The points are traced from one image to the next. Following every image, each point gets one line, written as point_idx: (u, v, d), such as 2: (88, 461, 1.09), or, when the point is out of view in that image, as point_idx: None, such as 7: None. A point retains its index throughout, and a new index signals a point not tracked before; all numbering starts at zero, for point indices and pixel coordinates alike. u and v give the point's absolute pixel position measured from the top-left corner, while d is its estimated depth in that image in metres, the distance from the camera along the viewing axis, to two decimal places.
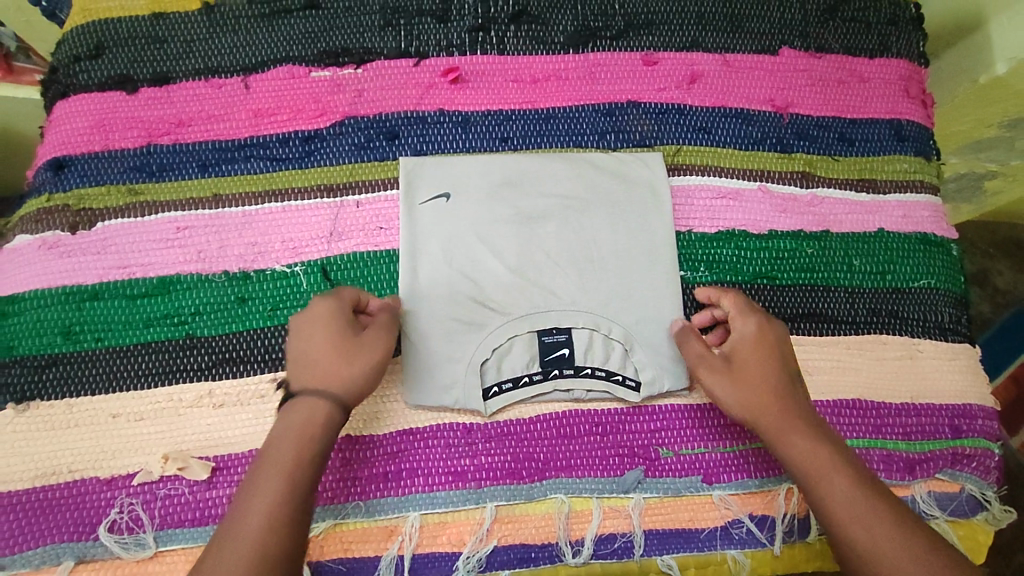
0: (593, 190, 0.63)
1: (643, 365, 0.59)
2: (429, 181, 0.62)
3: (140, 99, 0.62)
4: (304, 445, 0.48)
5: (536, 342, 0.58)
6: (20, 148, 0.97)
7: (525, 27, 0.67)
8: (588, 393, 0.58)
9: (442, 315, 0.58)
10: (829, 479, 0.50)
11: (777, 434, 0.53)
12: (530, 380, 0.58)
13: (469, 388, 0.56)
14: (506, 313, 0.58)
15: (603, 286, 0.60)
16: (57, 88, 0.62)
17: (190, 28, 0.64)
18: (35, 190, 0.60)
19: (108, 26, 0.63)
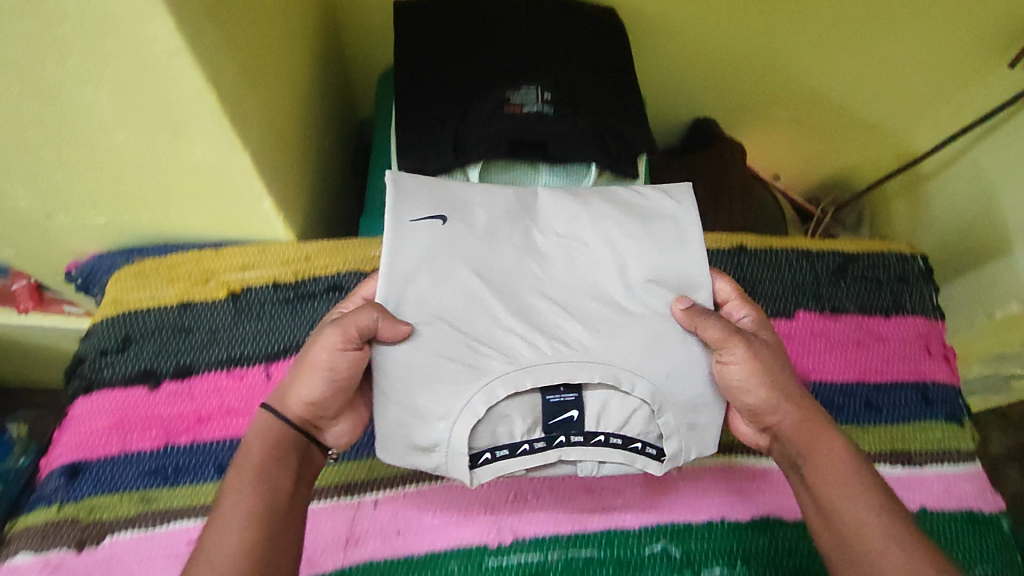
0: (609, 219, 0.55)
1: (670, 437, 0.51)
2: (425, 201, 0.52)
3: (161, 393, 0.62)
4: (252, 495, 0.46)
5: (540, 403, 0.50)
6: (49, 346, 1.08)
7: None
8: (601, 467, 0.51)
9: (432, 355, 0.49)
10: (845, 481, 0.48)
11: (803, 441, 0.51)
12: (533, 448, 0.50)
13: (455, 456, 0.48)
14: (511, 365, 0.49)
15: (622, 335, 0.51)
16: (79, 383, 0.63)
17: (216, 317, 0.65)
18: (44, 497, 0.59)
19: (137, 318, 0.65)
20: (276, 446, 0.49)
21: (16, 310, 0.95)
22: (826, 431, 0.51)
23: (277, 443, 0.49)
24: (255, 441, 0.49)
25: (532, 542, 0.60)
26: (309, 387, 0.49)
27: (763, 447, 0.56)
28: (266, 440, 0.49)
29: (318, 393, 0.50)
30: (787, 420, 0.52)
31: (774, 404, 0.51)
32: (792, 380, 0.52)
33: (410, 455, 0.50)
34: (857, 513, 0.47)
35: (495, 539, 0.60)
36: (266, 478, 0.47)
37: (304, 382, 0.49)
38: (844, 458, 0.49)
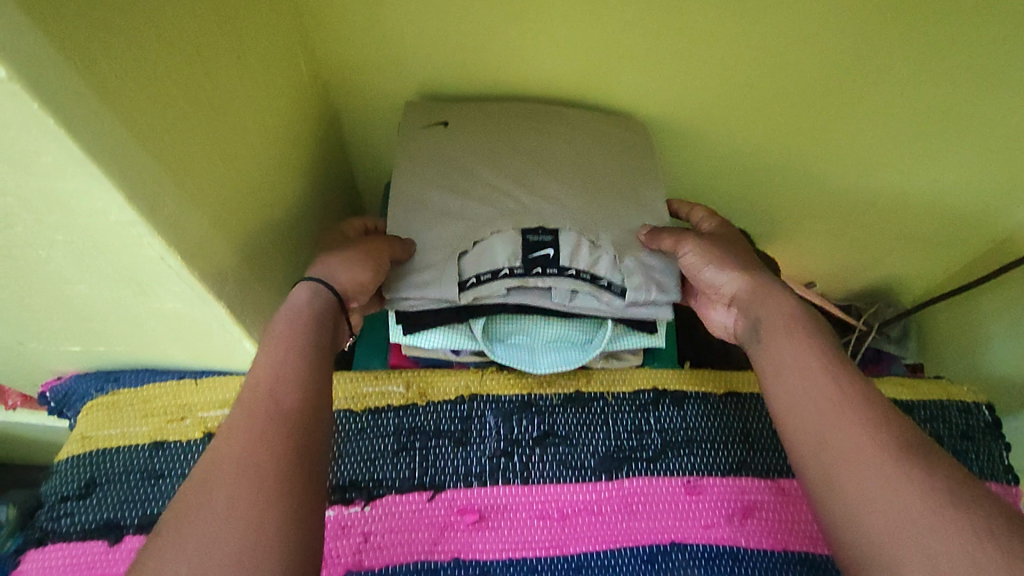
0: (590, 121, 0.68)
1: (628, 274, 0.59)
2: (428, 114, 0.68)
3: (121, 551, 0.56)
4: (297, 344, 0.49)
5: (519, 240, 0.59)
6: (39, 442, 1.04)
7: (552, 449, 0.61)
8: (573, 297, 0.59)
9: (435, 209, 0.62)
10: (798, 340, 0.52)
11: (753, 303, 0.56)
12: (512, 272, 0.58)
13: (447, 275, 0.58)
14: (499, 210, 0.61)
15: (591, 198, 0.63)
16: (34, 533, 0.57)
17: (190, 461, 0.59)
18: None
19: (106, 459, 0.60)
20: (316, 323, 0.52)
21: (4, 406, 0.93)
22: (780, 293, 0.56)
23: (317, 308, 0.52)
24: (294, 323, 0.51)
25: None
26: (357, 274, 0.55)
27: (732, 338, 0.60)
28: (304, 325, 0.51)
29: (366, 274, 0.55)
30: (743, 287, 0.57)
31: (729, 284, 0.57)
32: (746, 261, 0.58)
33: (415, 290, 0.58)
34: (803, 364, 0.50)
35: None
36: (298, 372, 0.48)
37: (355, 267, 0.55)
38: (793, 314, 0.54)
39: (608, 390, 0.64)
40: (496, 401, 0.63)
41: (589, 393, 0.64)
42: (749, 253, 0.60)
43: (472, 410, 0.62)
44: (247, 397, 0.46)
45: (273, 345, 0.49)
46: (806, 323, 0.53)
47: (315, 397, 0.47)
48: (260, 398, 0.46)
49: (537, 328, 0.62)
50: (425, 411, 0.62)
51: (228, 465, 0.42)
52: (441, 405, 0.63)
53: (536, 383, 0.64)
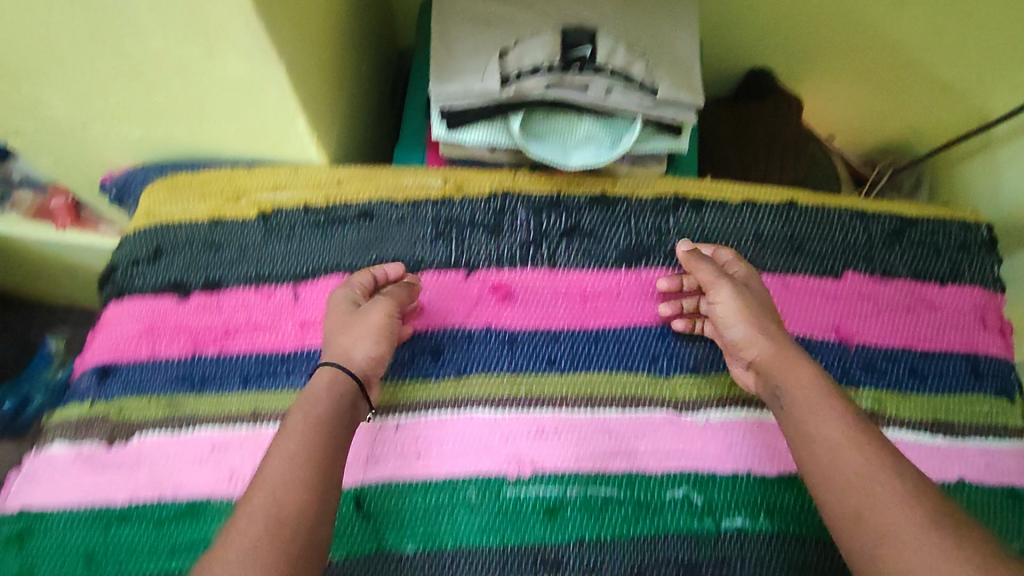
0: None
1: (660, 79, 0.60)
2: None
3: (190, 305, 0.62)
4: (311, 443, 0.50)
5: (560, 39, 0.59)
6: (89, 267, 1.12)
7: (578, 243, 0.67)
8: (609, 94, 0.58)
9: (476, 18, 0.63)
10: (818, 405, 0.52)
11: (775, 367, 0.56)
12: (552, 67, 0.58)
13: (490, 72, 0.59)
14: (540, 16, 0.61)
15: (631, 7, 0.63)
16: (112, 288, 0.64)
17: (246, 235, 0.65)
18: (76, 395, 0.60)
19: (169, 230, 0.65)
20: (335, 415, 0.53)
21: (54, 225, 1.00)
22: (801, 360, 0.56)
23: (336, 388, 0.54)
24: (313, 415, 0.52)
25: (551, 476, 0.58)
26: (364, 344, 0.56)
27: (751, 388, 0.60)
28: (321, 418, 0.52)
29: (376, 348, 0.57)
30: (764, 351, 0.57)
31: (753, 341, 0.57)
32: (773, 322, 0.58)
33: (458, 86, 0.60)
34: (822, 428, 0.51)
35: (514, 470, 0.58)
36: (305, 475, 0.48)
37: (359, 339, 0.57)
38: (813, 381, 0.54)
39: (632, 193, 0.69)
40: (527, 197, 0.68)
41: (614, 196, 0.68)
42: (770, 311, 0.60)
43: (505, 205, 0.67)
44: (255, 489, 0.47)
45: (295, 433, 0.50)
46: (828, 391, 0.53)
47: (317, 495, 0.47)
48: (271, 486, 0.47)
49: (570, 126, 0.62)
50: (461, 203, 0.67)
51: (232, 558, 0.43)
52: (477, 199, 0.68)
53: (566, 183, 0.68)
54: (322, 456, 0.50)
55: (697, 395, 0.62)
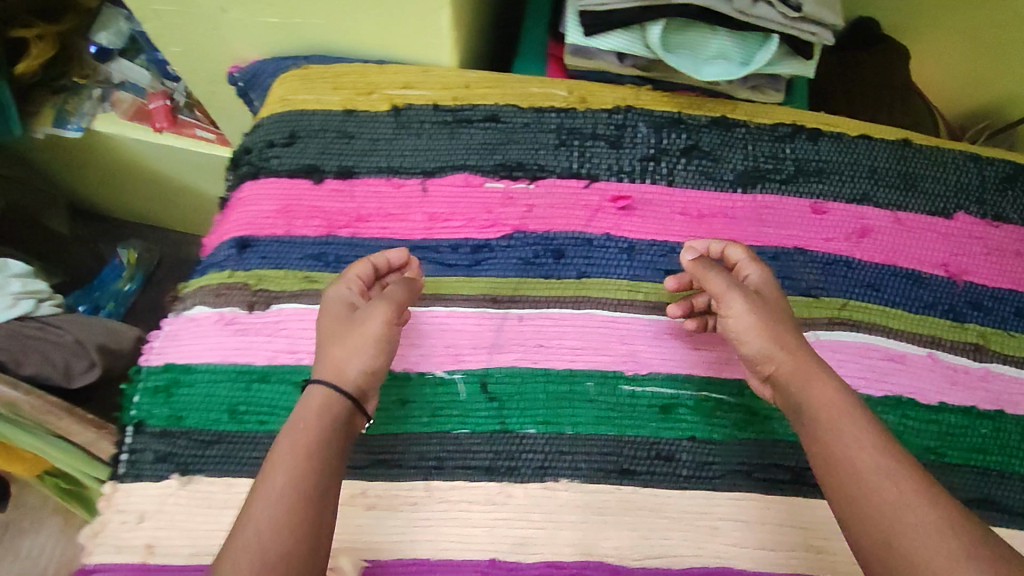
0: None
1: None
2: None
3: (324, 189, 0.65)
4: (301, 479, 0.47)
5: None
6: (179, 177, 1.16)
7: (696, 162, 0.68)
8: (753, 6, 0.59)
9: None
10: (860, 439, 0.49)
11: (794, 383, 0.53)
12: None
13: None
14: None
15: None
16: (250, 169, 0.67)
17: (378, 128, 0.67)
18: (217, 264, 0.63)
19: (304, 118, 0.68)
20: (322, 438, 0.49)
21: (153, 128, 1.08)
22: (820, 372, 0.53)
23: (332, 409, 0.51)
24: (297, 443, 0.49)
25: (666, 378, 0.60)
26: (362, 354, 0.53)
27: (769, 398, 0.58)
28: (308, 448, 0.48)
29: (374, 360, 0.53)
30: (784, 364, 0.54)
31: (768, 355, 0.54)
32: (790, 333, 0.55)
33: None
34: (869, 458, 0.48)
35: (631, 368, 0.60)
36: (286, 514, 0.45)
37: (355, 352, 0.53)
38: (841, 402, 0.51)
39: (751, 119, 0.70)
40: (648, 114, 0.69)
41: (733, 120, 0.70)
42: (784, 323, 0.56)
43: (627, 120, 0.69)
44: (245, 528, 0.45)
45: (280, 466, 0.47)
46: (858, 411, 0.51)
47: (304, 531, 0.45)
48: (262, 522, 0.45)
49: (702, 42, 0.64)
50: (584, 115, 0.69)
51: None
52: (599, 112, 0.69)
53: (687, 105, 0.70)
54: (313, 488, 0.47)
55: (808, 316, 0.63)
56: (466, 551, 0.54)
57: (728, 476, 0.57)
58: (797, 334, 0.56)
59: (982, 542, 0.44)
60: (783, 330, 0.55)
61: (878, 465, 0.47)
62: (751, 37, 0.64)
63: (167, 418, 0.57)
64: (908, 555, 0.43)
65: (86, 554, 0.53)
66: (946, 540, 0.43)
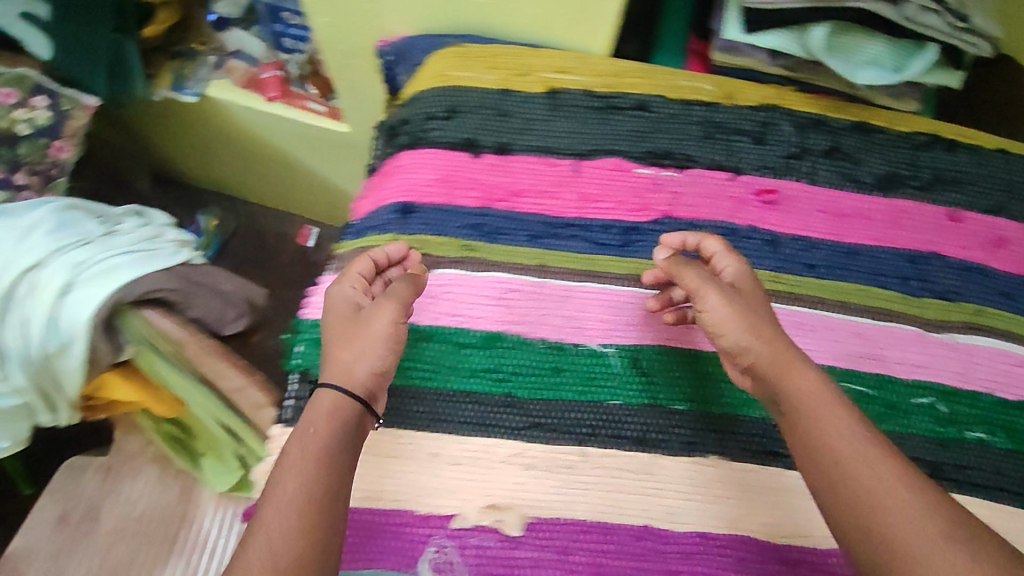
0: None
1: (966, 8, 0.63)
2: None
3: (481, 163, 0.68)
4: (309, 488, 0.45)
5: None
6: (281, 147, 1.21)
7: (837, 163, 0.70)
8: (923, 13, 0.61)
9: None
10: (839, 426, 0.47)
11: (774, 370, 0.51)
12: None
13: None
14: None
15: None
16: (409, 138, 0.70)
17: (533, 109, 0.70)
18: (380, 227, 0.67)
19: (463, 94, 0.70)
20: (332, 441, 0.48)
21: (265, 97, 1.12)
22: (797, 362, 0.51)
23: (340, 414, 0.50)
24: (308, 449, 0.47)
25: None
26: (373, 357, 0.53)
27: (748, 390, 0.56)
28: (320, 451, 0.47)
29: (381, 361, 0.53)
30: (762, 353, 0.52)
31: (747, 346, 0.53)
32: (774, 326, 0.53)
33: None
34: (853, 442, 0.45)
35: None
36: (294, 521, 0.43)
37: (364, 354, 0.53)
38: (813, 387, 0.49)
39: (892, 126, 0.72)
40: (793, 114, 0.71)
41: (874, 126, 0.72)
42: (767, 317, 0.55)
43: (772, 118, 0.71)
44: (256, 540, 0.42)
45: (294, 469, 0.45)
46: (833, 395, 0.49)
47: (312, 541, 0.42)
48: (273, 530, 0.42)
49: (858, 46, 0.65)
50: (731, 110, 0.71)
51: None
52: (745, 108, 0.71)
53: (830, 108, 0.72)
54: (320, 498, 0.44)
55: (943, 319, 0.65)
56: (619, 515, 0.57)
57: None
58: (781, 330, 0.54)
59: (961, 522, 0.41)
60: (756, 320, 0.54)
61: (859, 452, 0.45)
62: (907, 44, 0.65)
63: None
64: (890, 542, 0.41)
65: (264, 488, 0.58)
66: (934, 524, 0.41)
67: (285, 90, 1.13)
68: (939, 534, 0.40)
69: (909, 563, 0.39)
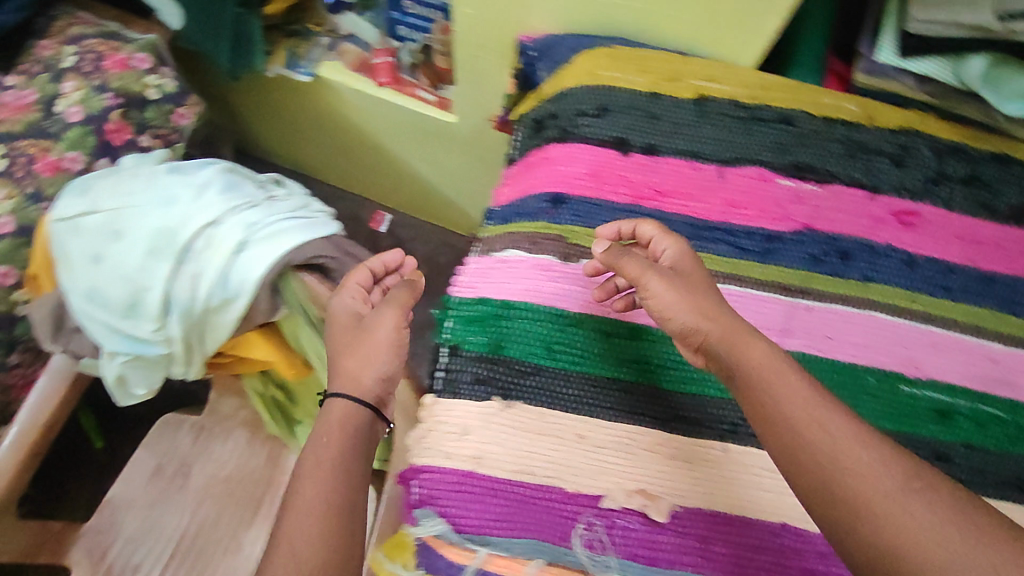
0: None
1: None
2: None
3: (630, 161, 0.70)
4: (325, 493, 0.48)
5: None
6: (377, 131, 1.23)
7: (974, 191, 0.71)
8: None
9: None
10: (796, 402, 0.47)
11: (726, 346, 0.51)
12: None
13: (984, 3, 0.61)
14: None
15: None
16: (558, 131, 0.73)
17: (681, 114, 0.72)
18: (530, 215, 0.70)
19: (614, 94, 0.73)
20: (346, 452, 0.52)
21: (376, 82, 1.15)
22: (748, 334, 0.52)
23: (352, 423, 0.54)
24: (323, 457, 0.50)
25: (944, 386, 0.63)
26: (382, 363, 0.58)
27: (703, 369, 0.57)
28: (335, 457, 0.51)
29: (388, 365, 0.58)
30: (711, 331, 0.52)
31: (697, 328, 0.53)
32: (707, 297, 0.54)
33: (945, 15, 0.64)
34: (818, 416, 0.46)
35: (910, 372, 0.64)
36: (317, 524, 0.46)
37: (376, 360, 0.58)
38: (766, 358, 0.50)
39: None
40: (932, 139, 0.73)
41: (1012, 158, 0.73)
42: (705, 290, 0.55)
43: (910, 142, 0.73)
44: (282, 546, 0.45)
45: (311, 479, 0.48)
46: (782, 366, 0.49)
47: (333, 539, 0.45)
48: (296, 529, 0.45)
49: (1015, 79, 0.65)
50: (871, 131, 0.73)
51: None
52: (885, 131, 0.73)
53: (969, 136, 0.74)
54: (338, 501, 0.48)
55: None
56: (759, 512, 0.58)
57: (1002, 489, 0.60)
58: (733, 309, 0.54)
59: (918, 473, 0.42)
60: (712, 299, 0.54)
61: (812, 416, 0.46)
62: None
63: (486, 344, 0.64)
64: (853, 496, 0.42)
65: (415, 454, 0.61)
66: (892, 478, 0.42)
67: (396, 75, 1.15)
68: (910, 489, 0.41)
69: (876, 518, 0.41)
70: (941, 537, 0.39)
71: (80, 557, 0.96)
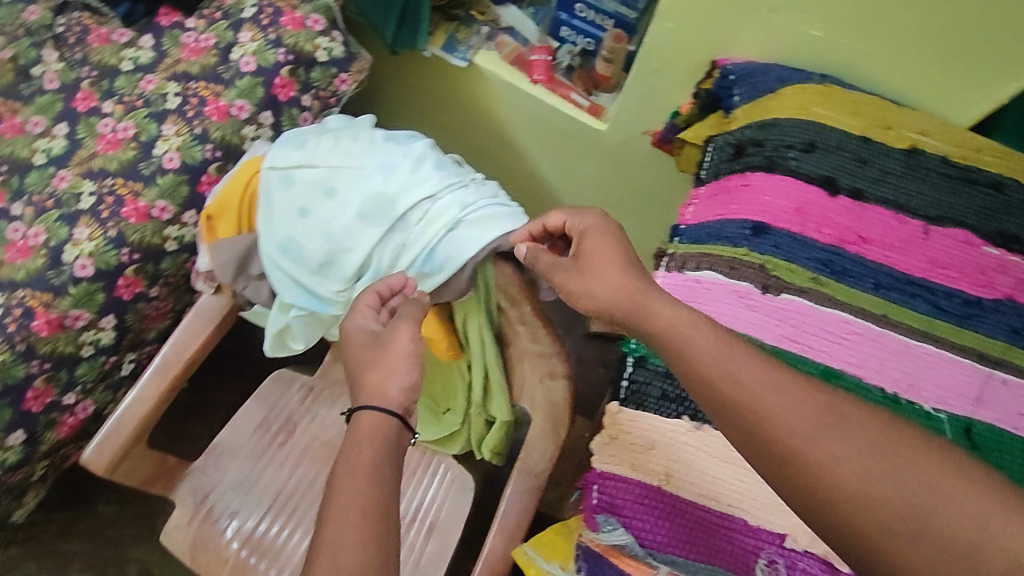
0: None
1: None
2: None
3: (837, 203, 0.69)
4: (363, 506, 0.50)
5: None
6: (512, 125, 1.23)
7: None
8: None
9: None
10: (704, 353, 0.52)
11: (634, 315, 0.57)
12: None
13: None
14: None
15: None
16: (764, 161, 0.73)
17: (890, 163, 0.71)
18: (730, 239, 0.70)
19: (825, 132, 0.72)
20: (382, 461, 0.54)
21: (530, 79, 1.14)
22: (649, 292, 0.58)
23: (384, 434, 0.55)
24: (355, 469, 0.52)
25: None
26: (401, 376, 0.58)
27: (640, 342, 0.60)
28: (369, 467, 0.52)
29: (410, 377, 0.58)
30: (616, 300, 0.59)
31: (606, 301, 0.59)
32: (620, 273, 0.60)
33: None
34: (723, 362, 0.51)
35: None
36: (358, 538, 0.49)
37: (398, 373, 0.58)
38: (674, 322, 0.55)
39: None
40: None
41: None
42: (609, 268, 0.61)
43: None
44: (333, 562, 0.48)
45: (349, 490, 0.51)
46: (688, 321, 0.55)
47: (376, 552, 0.49)
48: (345, 543, 0.49)
49: None
50: None
51: None
52: None
53: None
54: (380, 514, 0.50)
55: None
56: None
57: None
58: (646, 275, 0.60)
59: (829, 408, 0.48)
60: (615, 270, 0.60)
61: (723, 368, 0.51)
62: None
63: None
64: (782, 444, 0.47)
65: (596, 458, 0.62)
66: (805, 418, 0.47)
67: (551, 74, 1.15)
68: (825, 431, 0.47)
69: (804, 458, 0.46)
70: (852, 464, 0.45)
71: (185, 494, 0.98)
